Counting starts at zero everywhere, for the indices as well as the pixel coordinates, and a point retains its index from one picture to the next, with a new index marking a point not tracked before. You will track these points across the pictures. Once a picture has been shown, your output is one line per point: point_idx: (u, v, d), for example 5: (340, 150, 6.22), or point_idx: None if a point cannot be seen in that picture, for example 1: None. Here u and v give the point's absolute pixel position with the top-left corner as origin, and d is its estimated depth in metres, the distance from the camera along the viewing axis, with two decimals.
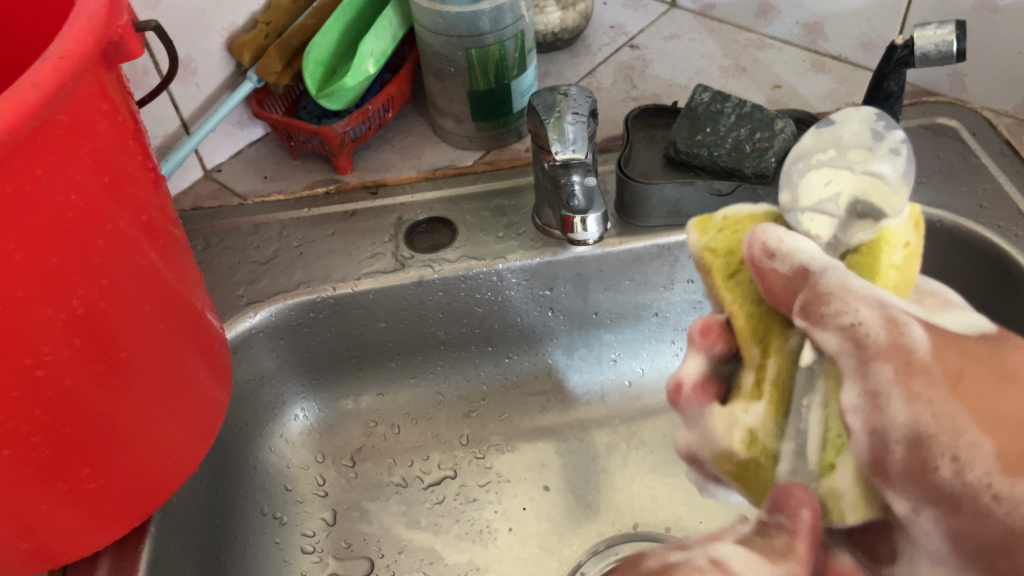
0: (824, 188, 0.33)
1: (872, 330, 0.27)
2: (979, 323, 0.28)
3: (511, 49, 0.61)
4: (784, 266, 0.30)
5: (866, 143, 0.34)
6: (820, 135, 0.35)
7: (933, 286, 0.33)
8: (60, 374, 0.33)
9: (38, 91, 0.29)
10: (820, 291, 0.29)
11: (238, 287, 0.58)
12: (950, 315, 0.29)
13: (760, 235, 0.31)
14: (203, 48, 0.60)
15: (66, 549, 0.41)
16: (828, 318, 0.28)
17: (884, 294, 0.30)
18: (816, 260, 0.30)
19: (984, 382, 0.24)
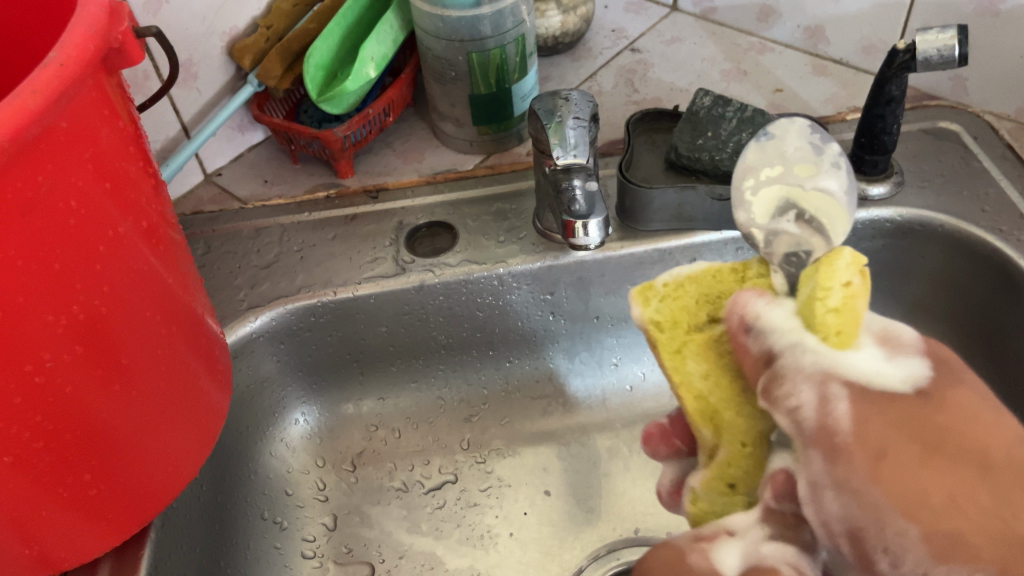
0: (772, 207, 0.35)
1: (806, 414, 0.27)
2: (916, 372, 0.27)
3: (512, 53, 0.61)
4: (758, 345, 0.30)
5: (810, 158, 0.35)
6: (763, 148, 0.35)
7: (883, 320, 0.30)
8: (61, 379, 0.33)
9: (40, 97, 0.29)
10: (777, 373, 0.29)
11: (240, 291, 0.58)
12: (890, 360, 0.28)
13: (740, 308, 0.32)
14: (204, 52, 0.60)
15: (66, 555, 0.41)
16: (779, 402, 0.28)
17: (837, 340, 0.29)
18: (785, 338, 0.29)
19: (912, 457, 0.24)
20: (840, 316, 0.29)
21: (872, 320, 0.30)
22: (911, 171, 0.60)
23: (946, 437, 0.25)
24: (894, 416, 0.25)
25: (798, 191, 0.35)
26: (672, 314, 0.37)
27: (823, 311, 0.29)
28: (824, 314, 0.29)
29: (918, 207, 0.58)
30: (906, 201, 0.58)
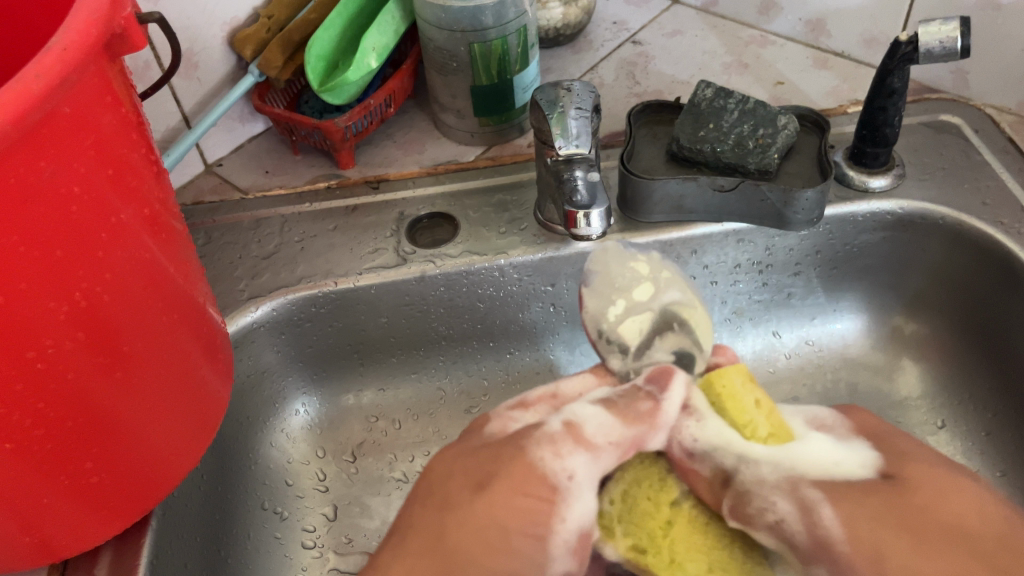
0: (638, 324, 0.48)
1: (793, 525, 0.39)
2: (863, 458, 0.42)
3: (514, 44, 0.60)
4: (705, 465, 0.42)
5: (627, 279, 0.50)
6: (598, 285, 0.50)
7: (815, 412, 0.47)
8: (62, 365, 0.33)
9: (43, 82, 0.29)
10: (740, 494, 0.41)
11: (240, 282, 0.58)
12: (834, 451, 0.43)
13: (676, 437, 0.42)
14: (205, 42, 0.60)
15: (67, 543, 0.41)
16: (757, 518, 0.40)
17: (776, 438, 0.43)
18: (732, 456, 0.42)
19: (895, 545, 0.36)
20: (766, 426, 0.43)
21: (793, 418, 0.46)
22: (912, 164, 0.60)
23: (922, 522, 0.37)
24: (852, 496, 0.38)
25: (661, 307, 0.48)
26: (642, 535, 0.42)
27: (754, 418, 0.43)
28: (751, 429, 0.43)
29: (920, 200, 0.58)
30: (907, 193, 0.58)
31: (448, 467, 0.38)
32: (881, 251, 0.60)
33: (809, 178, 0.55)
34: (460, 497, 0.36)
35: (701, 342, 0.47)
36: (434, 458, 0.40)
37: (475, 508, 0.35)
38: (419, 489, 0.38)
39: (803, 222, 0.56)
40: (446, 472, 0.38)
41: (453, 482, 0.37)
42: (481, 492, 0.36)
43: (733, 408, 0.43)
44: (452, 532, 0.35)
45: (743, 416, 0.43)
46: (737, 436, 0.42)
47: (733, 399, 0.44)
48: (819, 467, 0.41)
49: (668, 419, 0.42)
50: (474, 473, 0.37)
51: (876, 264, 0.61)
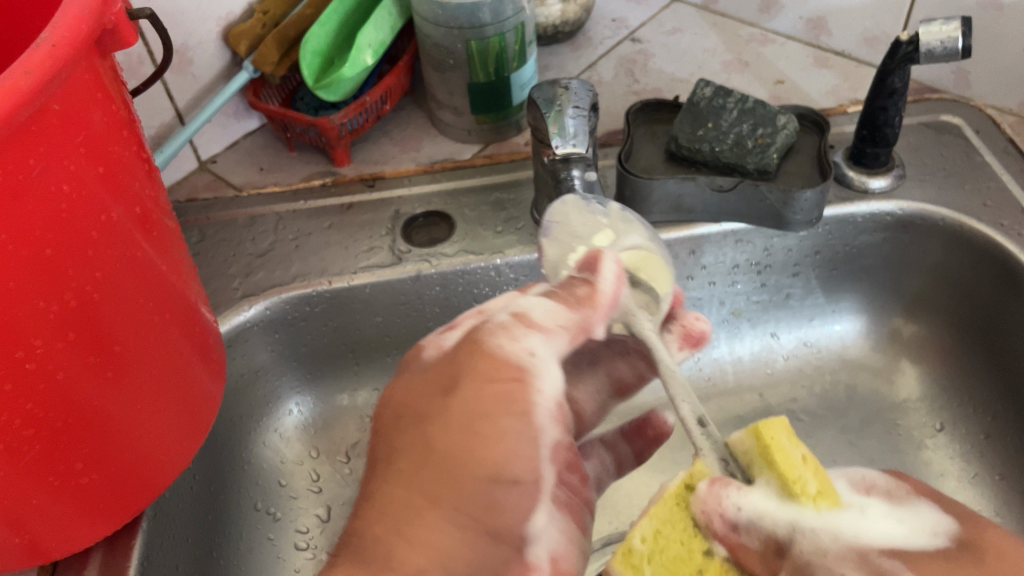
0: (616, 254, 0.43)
1: None
2: (941, 524, 0.33)
3: (511, 41, 0.60)
4: (753, 535, 0.33)
5: (592, 219, 0.46)
6: (556, 236, 0.45)
7: (856, 468, 0.37)
8: (52, 366, 0.33)
9: (33, 78, 0.28)
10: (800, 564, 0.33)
11: (233, 280, 0.57)
12: (912, 517, 0.34)
13: (716, 502, 0.34)
14: (200, 37, 0.59)
15: (57, 545, 0.41)
16: None
17: (826, 501, 0.33)
18: (783, 518, 0.33)
19: None
20: (810, 495, 0.33)
21: (840, 482, 0.36)
22: (912, 165, 0.60)
23: None
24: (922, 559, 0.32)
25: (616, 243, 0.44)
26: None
27: (795, 475, 0.33)
28: (800, 488, 0.33)
29: (921, 201, 0.57)
30: (907, 194, 0.58)
31: (415, 397, 0.34)
32: (880, 251, 0.60)
33: (809, 178, 0.55)
34: (431, 403, 0.33)
35: (658, 288, 0.43)
36: (394, 385, 0.36)
37: (447, 404, 0.32)
38: (392, 418, 0.34)
39: (802, 222, 0.55)
40: (414, 397, 0.34)
41: (427, 395, 0.33)
42: (451, 393, 0.33)
43: (782, 467, 0.33)
44: (439, 436, 0.32)
45: (792, 477, 0.33)
46: (786, 506, 0.33)
47: (786, 466, 0.34)
48: (887, 543, 0.33)
49: (607, 298, 0.38)
50: (446, 375, 0.34)
51: (875, 264, 0.61)
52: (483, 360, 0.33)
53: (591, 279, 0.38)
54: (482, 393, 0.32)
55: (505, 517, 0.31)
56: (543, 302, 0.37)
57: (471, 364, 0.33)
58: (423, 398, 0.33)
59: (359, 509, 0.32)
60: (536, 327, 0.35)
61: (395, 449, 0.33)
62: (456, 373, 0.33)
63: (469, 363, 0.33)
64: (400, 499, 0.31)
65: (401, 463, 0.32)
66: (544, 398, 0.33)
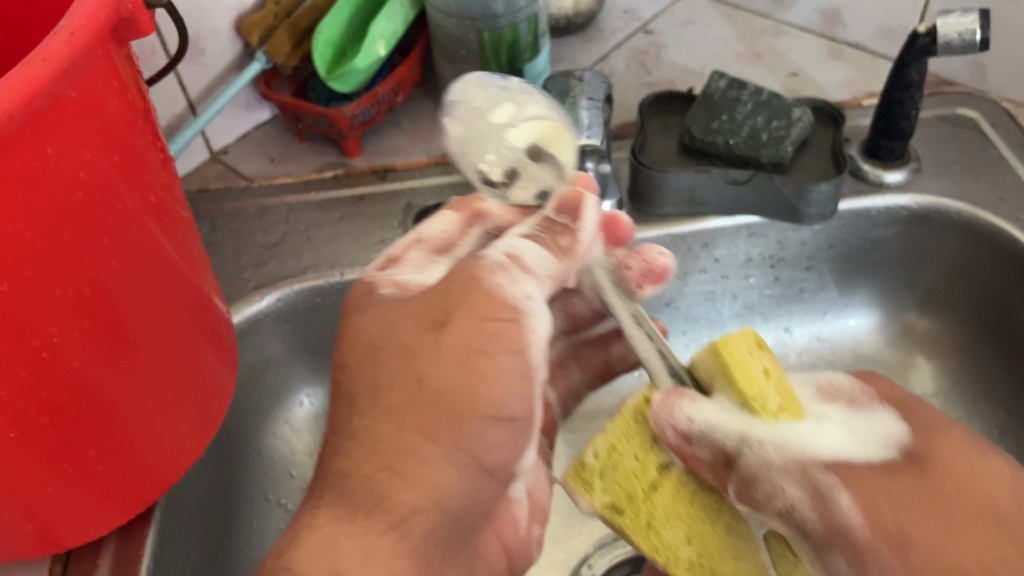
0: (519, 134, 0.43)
1: (804, 512, 0.36)
2: (891, 433, 0.37)
3: (524, 32, 0.60)
4: (704, 447, 0.39)
5: (490, 103, 0.44)
6: (466, 125, 0.44)
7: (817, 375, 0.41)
8: (67, 355, 0.33)
9: (50, 67, 0.28)
10: (745, 476, 0.38)
11: (245, 270, 0.57)
12: (865, 425, 0.38)
13: (668, 415, 0.39)
14: (212, 27, 0.59)
15: (70, 533, 0.41)
16: (765, 502, 0.37)
17: (789, 414, 0.38)
18: (733, 429, 0.38)
19: (921, 532, 0.33)
20: (778, 409, 0.37)
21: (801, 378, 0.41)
22: (928, 158, 0.59)
23: (947, 498, 0.34)
24: (893, 486, 0.34)
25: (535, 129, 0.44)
26: (621, 493, 0.40)
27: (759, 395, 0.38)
28: (765, 407, 0.37)
29: (936, 194, 0.57)
30: (922, 187, 0.57)
31: (397, 330, 0.35)
32: (895, 245, 0.60)
33: (823, 171, 0.54)
34: (418, 337, 0.34)
35: (563, 163, 0.44)
36: (360, 320, 0.37)
37: (441, 343, 0.33)
38: (357, 350, 0.36)
39: (816, 216, 0.55)
40: (390, 327, 0.35)
41: (414, 324, 0.35)
42: (443, 326, 0.34)
43: (742, 382, 0.38)
44: (431, 371, 0.33)
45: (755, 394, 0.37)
46: (741, 417, 0.38)
47: (751, 385, 0.38)
48: (866, 470, 0.35)
49: (586, 252, 0.41)
50: (430, 311, 0.35)
51: (889, 258, 0.60)
52: (467, 299, 0.34)
53: (574, 229, 0.40)
54: (480, 328, 0.34)
55: (495, 453, 0.34)
56: (533, 248, 0.39)
57: (454, 299, 0.35)
58: (403, 332, 0.35)
59: (343, 445, 0.33)
60: (529, 271, 0.38)
61: (386, 376, 0.34)
62: (439, 323, 0.34)
63: (460, 298, 0.35)
64: (392, 440, 0.32)
65: (393, 396, 0.33)
66: (536, 334, 0.36)
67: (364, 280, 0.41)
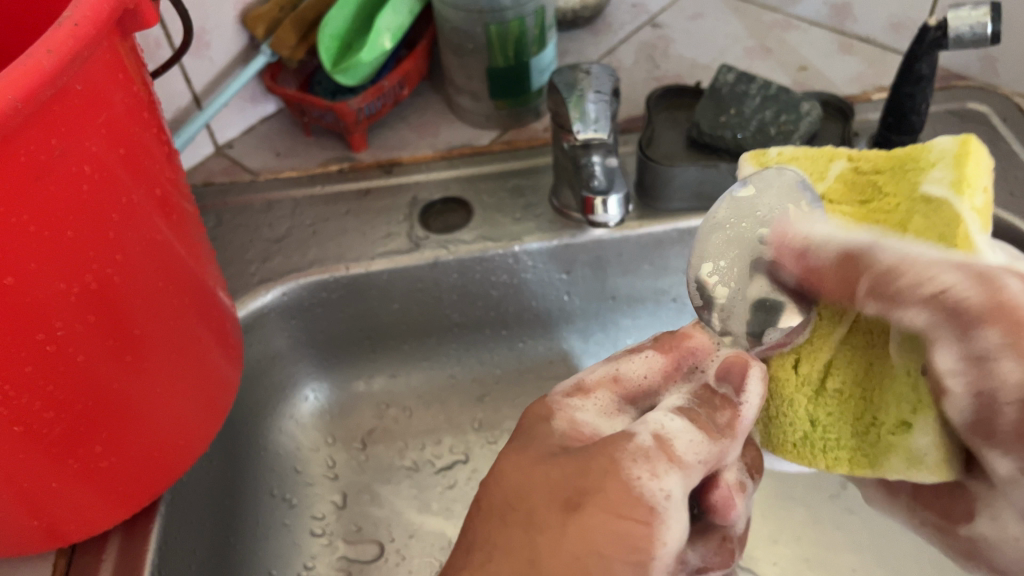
0: None
1: (961, 293, 0.28)
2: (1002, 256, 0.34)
3: (531, 25, 0.59)
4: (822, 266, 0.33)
5: None
6: None
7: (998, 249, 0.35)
8: (72, 349, 0.33)
9: (55, 58, 0.28)
10: (882, 272, 0.30)
11: (251, 265, 0.57)
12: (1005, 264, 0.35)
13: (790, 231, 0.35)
14: (217, 20, 0.59)
15: (75, 528, 0.41)
16: (908, 293, 0.29)
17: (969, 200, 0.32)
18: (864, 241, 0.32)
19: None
20: (919, 236, 0.33)
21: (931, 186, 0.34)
22: None
23: None
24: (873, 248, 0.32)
25: None
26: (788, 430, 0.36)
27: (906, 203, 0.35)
28: (868, 325, 0.34)
29: None
30: None
31: (533, 483, 0.31)
32: None
33: None
34: (550, 515, 0.30)
35: None
36: (507, 460, 0.33)
37: (565, 532, 0.29)
38: (497, 500, 0.32)
39: None
40: (526, 484, 0.32)
41: (540, 501, 0.31)
42: (574, 511, 0.30)
43: (893, 188, 0.36)
44: (546, 555, 0.29)
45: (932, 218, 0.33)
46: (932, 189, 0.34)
47: (921, 159, 0.35)
48: (895, 253, 0.31)
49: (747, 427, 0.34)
50: (561, 487, 0.31)
51: None
52: (591, 480, 0.30)
53: (736, 402, 0.34)
54: (592, 530, 0.29)
55: None
56: (683, 427, 0.32)
57: (563, 470, 0.31)
58: (531, 482, 0.32)
59: None
60: (677, 462, 0.31)
61: (505, 542, 0.31)
62: (568, 475, 0.31)
63: (597, 481, 0.30)
64: None
65: (501, 568, 0.30)
66: (665, 550, 0.30)
67: (548, 400, 0.36)
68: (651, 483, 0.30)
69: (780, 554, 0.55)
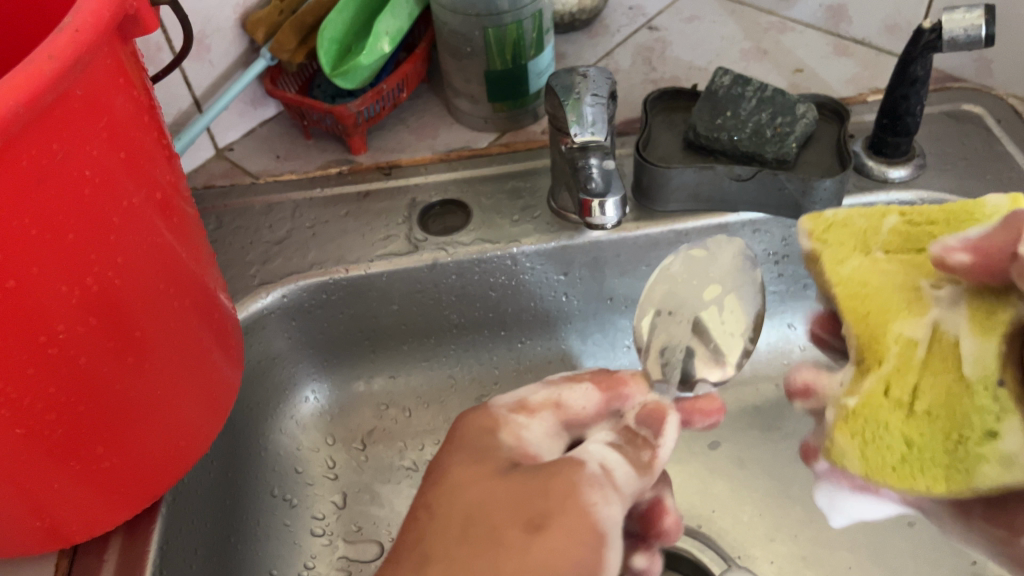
0: None
1: None
2: None
3: (529, 29, 0.60)
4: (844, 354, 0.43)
5: None
6: None
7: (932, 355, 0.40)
8: (73, 351, 0.33)
9: (56, 63, 0.28)
10: (994, 253, 0.34)
11: (251, 267, 0.57)
12: None
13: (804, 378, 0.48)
14: (217, 24, 0.59)
15: (77, 529, 0.41)
16: (1014, 273, 0.33)
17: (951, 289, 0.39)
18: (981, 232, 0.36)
19: None
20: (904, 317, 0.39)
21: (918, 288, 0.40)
22: (933, 154, 0.59)
23: None
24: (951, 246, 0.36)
25: None
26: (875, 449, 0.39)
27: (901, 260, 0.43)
28: (943, 349, 0.37)
29: (940, 190, 0.57)
30: (927, 183, 0.57)
31: (485, 498, 0.33)
32: None
33: (827, 168, 0.54)
34: (511, 532, 0.31)
35: None
36: (468, 491, 0.34)
37: (529, 552, 0.31)
38: (448, 504, 0.34)
39: None
40: (488, 501, 0.33)
41: (502, 520, 0.32)
42: (537, 532, 0.31)
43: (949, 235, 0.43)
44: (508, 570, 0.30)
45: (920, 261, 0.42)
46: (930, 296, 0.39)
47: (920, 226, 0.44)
48: (990, 237, 0.35)
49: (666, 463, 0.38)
50: (525, 509, 0.32)
51: None
52: (546, 498, 0.32)
53: (654, 445, 0.38)
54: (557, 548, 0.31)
55: None
56: (614, 455, 0.37)
57: (524, 483, 0.34)
58: (484, 488, 0.34)
59: None
60: (618, 491, 0.35)
61: (458, 559, 0.31)
62: (524, 495, 0.33)
63: (556, 505, 0.32)
64: None
65: None
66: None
67: (493, 411, 0.40)
68: (590, 475, 0.34)
69: (777, 552, 0.56)
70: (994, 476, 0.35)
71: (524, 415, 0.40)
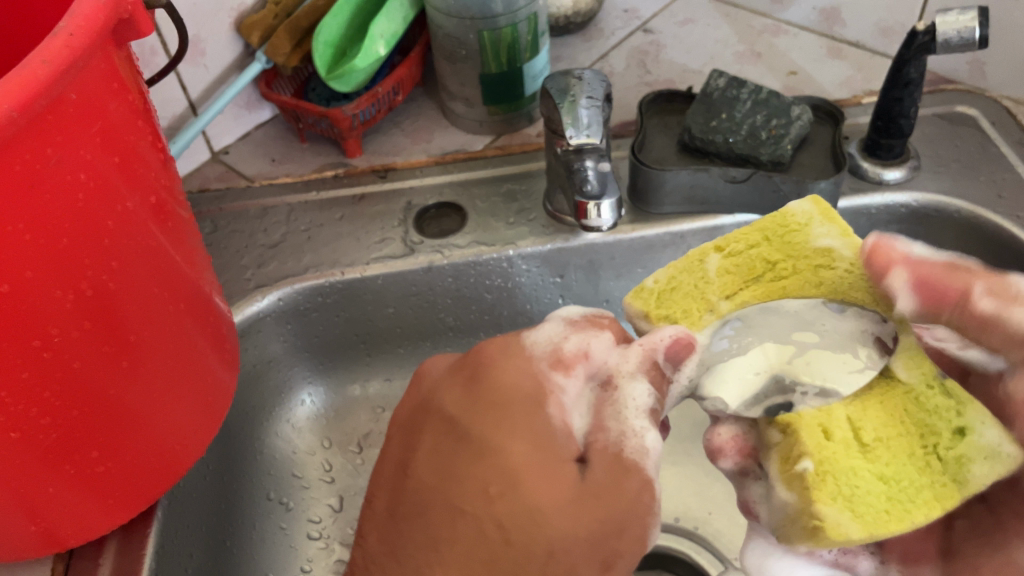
0: None
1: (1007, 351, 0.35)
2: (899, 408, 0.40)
3: (523, 32, 0.60)
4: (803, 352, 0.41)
5: None
6: None
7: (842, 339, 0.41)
8: (69, 355, 0.33)
9: (50, 68, 0.28)
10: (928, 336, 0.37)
11: (246, 270, 0.57)
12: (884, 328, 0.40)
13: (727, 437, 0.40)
14: (211, 28, 0.59)
15: (72, 533, 0.41)
16: (951, 353, 0.36)
17: None
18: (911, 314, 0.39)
19: None
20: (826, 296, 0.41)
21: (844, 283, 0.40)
22: (927, 156, 0.59)
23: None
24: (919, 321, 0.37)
25: None
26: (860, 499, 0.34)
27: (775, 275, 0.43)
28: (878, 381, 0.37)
29: (935, 192, 0.57)
30: (921, 185, 0.58)
31: (570, 528, 0.32)
32: None
33: (822, 171, 0.54)
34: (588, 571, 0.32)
35: None
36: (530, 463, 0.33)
37: None
38: (517, 523, 0.32)
39: None
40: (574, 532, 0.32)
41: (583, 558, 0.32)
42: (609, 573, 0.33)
43: (780, 255, 0.41)
44: None
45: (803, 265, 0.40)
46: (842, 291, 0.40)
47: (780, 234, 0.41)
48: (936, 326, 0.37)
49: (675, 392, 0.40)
50: (602, 546, 0.32)
51: None
52: (615, 501, 0.33)
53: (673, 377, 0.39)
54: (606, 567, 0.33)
55: None
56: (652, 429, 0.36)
57: (591, 506, 0.33)
58: (559, 505, 0.32)
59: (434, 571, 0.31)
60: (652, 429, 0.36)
61: None
62: (585, 497, 0.33)
63: (627, 545, 0.33)
64: None
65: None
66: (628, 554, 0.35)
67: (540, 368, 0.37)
68: (633, 440, 0.35)
69: None
70: (984, 477, 0.34)
71: (560, 374, 0.37)
